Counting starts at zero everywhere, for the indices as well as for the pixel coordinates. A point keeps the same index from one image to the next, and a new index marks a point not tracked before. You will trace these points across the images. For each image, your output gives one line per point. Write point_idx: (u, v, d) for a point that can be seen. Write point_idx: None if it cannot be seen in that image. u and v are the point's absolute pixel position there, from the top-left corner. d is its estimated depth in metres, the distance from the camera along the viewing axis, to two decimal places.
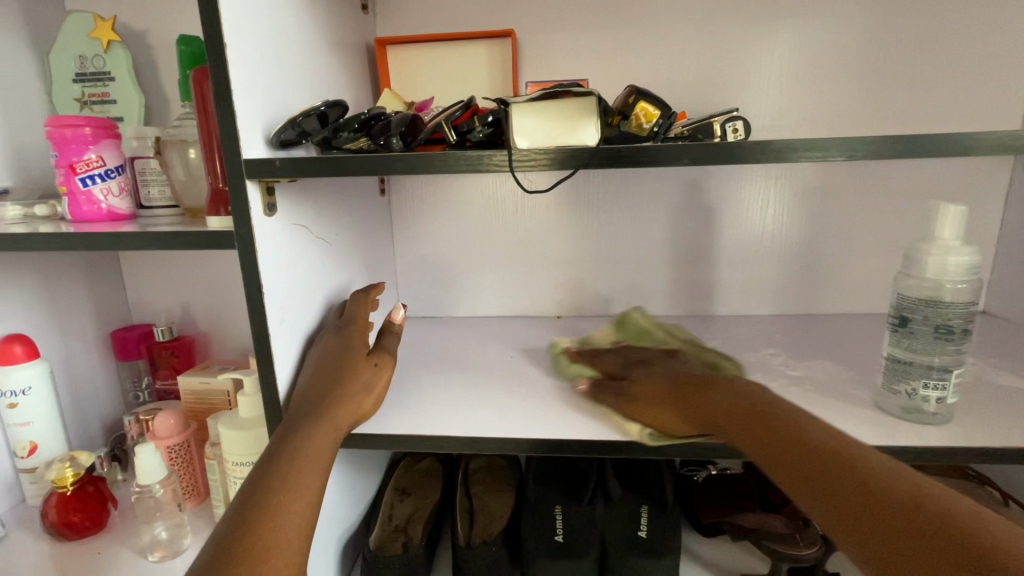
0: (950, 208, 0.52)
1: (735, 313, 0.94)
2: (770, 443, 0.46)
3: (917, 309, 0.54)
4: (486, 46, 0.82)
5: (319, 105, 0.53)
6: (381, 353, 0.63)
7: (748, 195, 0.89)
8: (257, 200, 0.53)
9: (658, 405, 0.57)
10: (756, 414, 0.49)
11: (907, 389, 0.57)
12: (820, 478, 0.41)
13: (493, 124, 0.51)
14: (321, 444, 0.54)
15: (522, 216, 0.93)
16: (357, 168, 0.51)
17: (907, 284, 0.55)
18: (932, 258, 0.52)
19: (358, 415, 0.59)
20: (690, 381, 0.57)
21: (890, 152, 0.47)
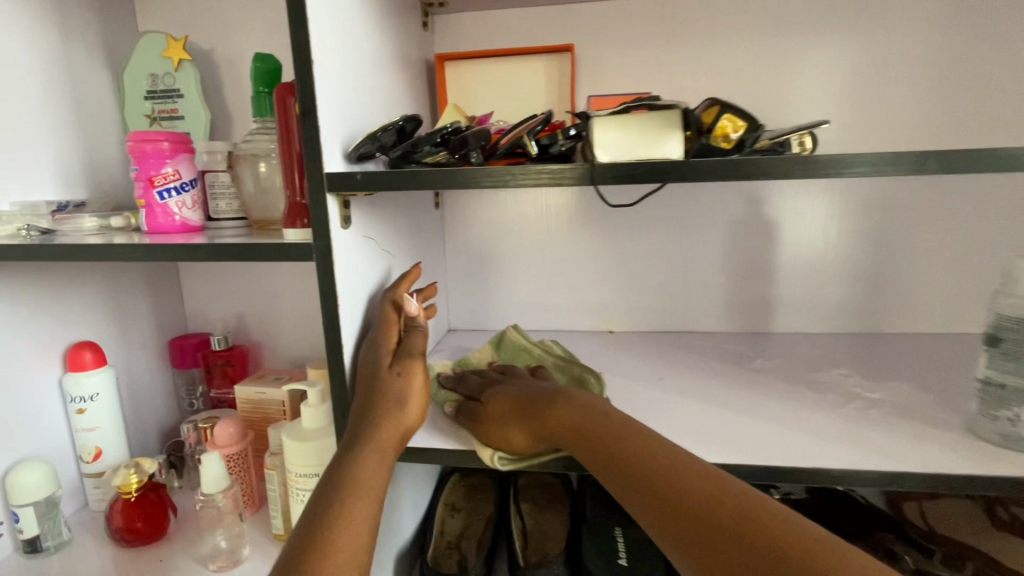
0: None
1: (795, 331, 0.91)
2: (665, 484, 0.46)
3: (1019, 330, 0.51)
4: (543, 61, 0.83)
5: (397, 120, 0.54)
6: (404, 358, 0.57)
7: (810, 210, 0.86)
8: (335, 213, 0.54)
9: (504, 420, 0.58)
10: (657, 463, 0.48)
11: (1007, 415, 0.53)
12: (681, 506, 0.44)
13: (574, 138, 0.51)
14: (365, 473, 0.52)
15: (575, 229, 0.92)
16: (437, 180, 0.50)
17: (1006, 304, 0.52)
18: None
19: (399, 432, 0.55)
20: (559, 399, 0.57)
21: (995, 166, 0.45)
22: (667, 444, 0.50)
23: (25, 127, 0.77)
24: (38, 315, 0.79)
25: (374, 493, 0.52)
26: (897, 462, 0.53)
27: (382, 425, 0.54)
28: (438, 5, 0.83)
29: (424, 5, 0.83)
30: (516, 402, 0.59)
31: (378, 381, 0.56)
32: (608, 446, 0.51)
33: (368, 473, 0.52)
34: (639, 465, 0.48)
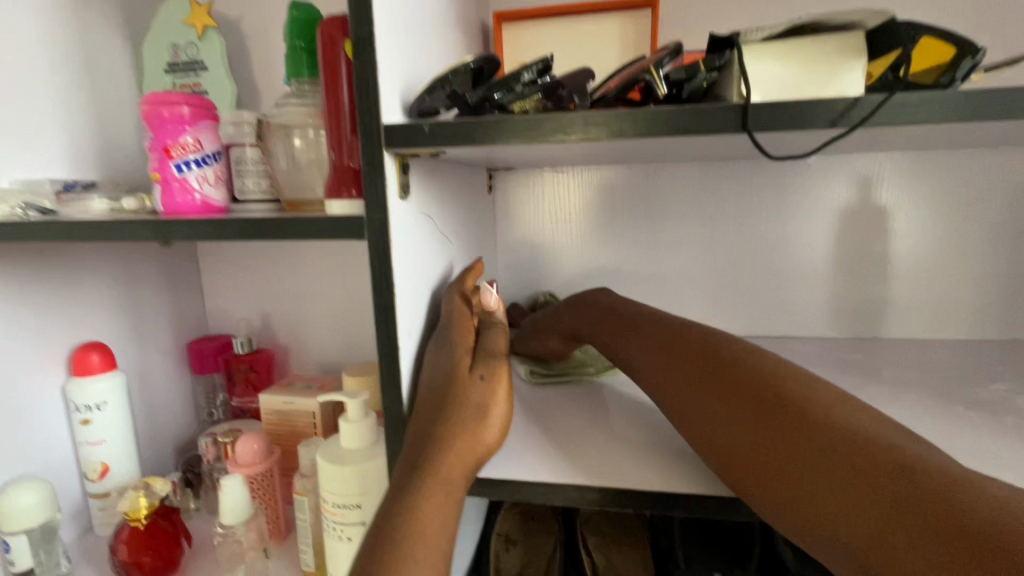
0: None
1: (911, 336, 0.77)
2: (738, 406, 0.42)
3: None
4: (619, 20, 0.71)
5: (472, 59, 0.42)
6: (487, 361, 0.48)
7: (936, 192, 0.72)
8: (393, 179, 0.43)
9: (540, 336, 0.67)
10: (690, 348, 0.48)
11: None
12: (755, 430, 0.40)
13: (715, 72, 0.38)
14: (437, 503, 0.41)
15: (648, 217, 0.80)
16: (533, 131, 0.39)
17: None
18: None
19: (477, 454, 0.45)
20: (600, 309, 0.60)
21: None
22: (692, 335, 0.50)
23: (29, 96, 0.68)
24: (41, 312, 0.69)
25: (445, 527, 0.41)
26: None
27: (459, 443, 0.44)
28: None
29: None
30: (552, 315, 0.66)
31: (455, 389, 0.45)
32: (634, 340, 0.53)
33: (440, 505, 0.41)
34: (670, 346, 0.49)
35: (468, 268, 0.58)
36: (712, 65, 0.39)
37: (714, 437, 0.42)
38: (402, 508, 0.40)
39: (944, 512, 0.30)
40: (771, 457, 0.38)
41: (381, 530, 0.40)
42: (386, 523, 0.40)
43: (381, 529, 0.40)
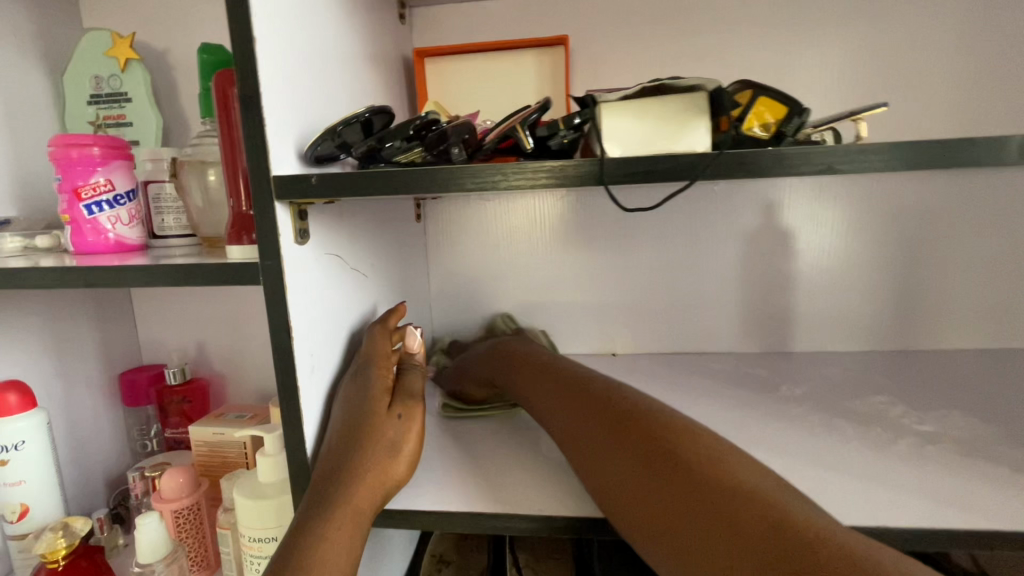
0: None
1: (817, 349, 0.82)
2: (618, 436, 0.47)
3: None
4: (534, 55, 0.74)
5: (363, 110, 0.44)
6: (405, 400, 0.49)
7: (834, 215, 0.78)
8: (288, 226, 0.45)
9: (470, 375, 0.72)
10: (587, 395, 0.54)
11: None
12: (632, 457, 0.44)
13: (578, 128, 0.42)
14: (339, 539, 0.42)
15: (573, 242, 0.83)
16: (414, 184, 0.41)
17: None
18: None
19: (386, 489, 0.46)
20: (523, 359, 0.67)
21: None
22: (597, 380, 0.56)
23: None
24: None
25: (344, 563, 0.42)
26: (982, 516, 0.43)
27: (368, 480, 0.45)
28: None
29: None
30: (482, 361, 0.71)
31: (369, 426, 0.47)
32: (539, 385, 0.60)
33: (342, 542, 0.42)
34: (572, 398, 0.55)
35: (393, 309, 0.59)
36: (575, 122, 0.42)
37: (609, 493, 0.44)
38: (306, 542, 0.41)
39: (766, 526, 0.36)
40: (658, 509, 0.40)
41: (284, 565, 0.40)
42: (286, 558, 0.41)
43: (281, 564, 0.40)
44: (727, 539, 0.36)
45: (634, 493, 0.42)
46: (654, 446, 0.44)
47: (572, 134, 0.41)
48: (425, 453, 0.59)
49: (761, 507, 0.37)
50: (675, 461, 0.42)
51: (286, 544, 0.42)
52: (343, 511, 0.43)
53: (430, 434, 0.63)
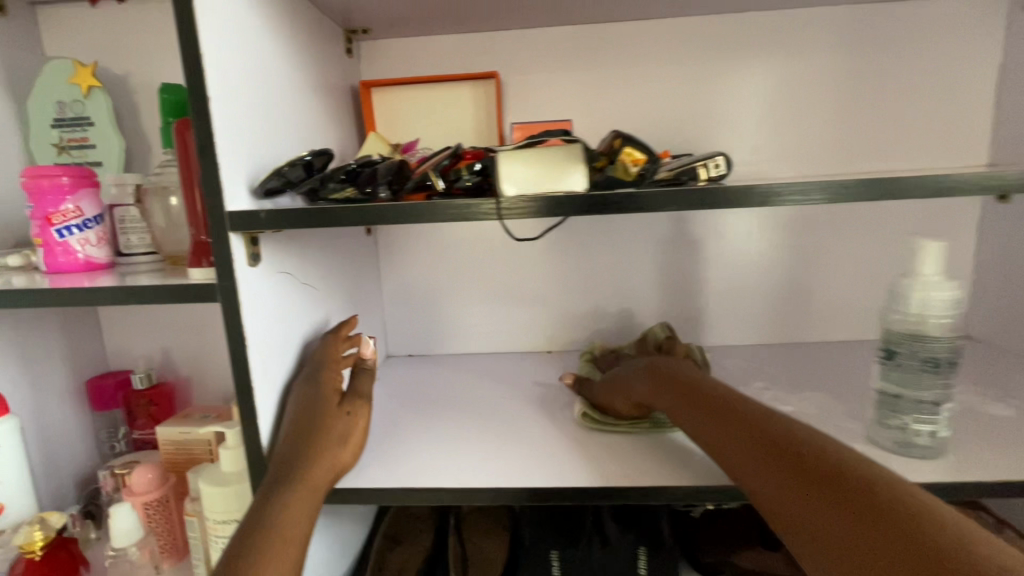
0: (927, 243, 0.53)
1: (724, 343, 0.94)
2: (771, 456, 0.45)
3: (906, 342, 0.54)
4: (470, 87, 0.84)
5: (305, 155, 0.54)
6: (355, 400, 0.60)
7: (735, 227, 0.89)
8: (241, 252, 0.53)
9: (609, 389, 0.67)
10: (737, 412, 0.51)
11: (898, 424, 0.57)
12: (784, 481, 0.42)
13: (480, 172, 0.51)
14: (299, 507, 0.51)
15: (511, 252, 0.92)
16: (345, 218, 0.49)
17: (896, 320, 0.55)
18: (916, 294, 0.53)
19: (337, 470, 0.55)
20: (681, 381, 0.59)
21: (868, 196, 0.48)
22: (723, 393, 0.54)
23: None
24: None
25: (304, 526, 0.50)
26: None
27: (323, 461, 0.54)
28: (362, 32, 0.83)
29: (348, 30, 0.83)
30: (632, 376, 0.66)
31: (326, 419, 0.56)
32: (686, 402, 0.56)
33: (304, 509, 0.50)
34: (714, 409, 0.53)
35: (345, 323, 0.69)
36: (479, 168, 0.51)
37: (778, 516, 0.42)
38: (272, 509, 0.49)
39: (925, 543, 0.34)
40: (821, 532, 0.38)
41: (254, 529, 0.48)
42: (254, 522, 0.48)
43: (252, 528, 0.48)
44: (884, 557, 0.35)
45: (795, 518, 0.40)
46: (810, 464, 0.42)
47: (474, 177, 0.50)
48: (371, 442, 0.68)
49: (914, 521, 0.35)
50: (812, 470, 0.42)
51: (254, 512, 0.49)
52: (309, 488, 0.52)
53: (377, 426, 0.72)
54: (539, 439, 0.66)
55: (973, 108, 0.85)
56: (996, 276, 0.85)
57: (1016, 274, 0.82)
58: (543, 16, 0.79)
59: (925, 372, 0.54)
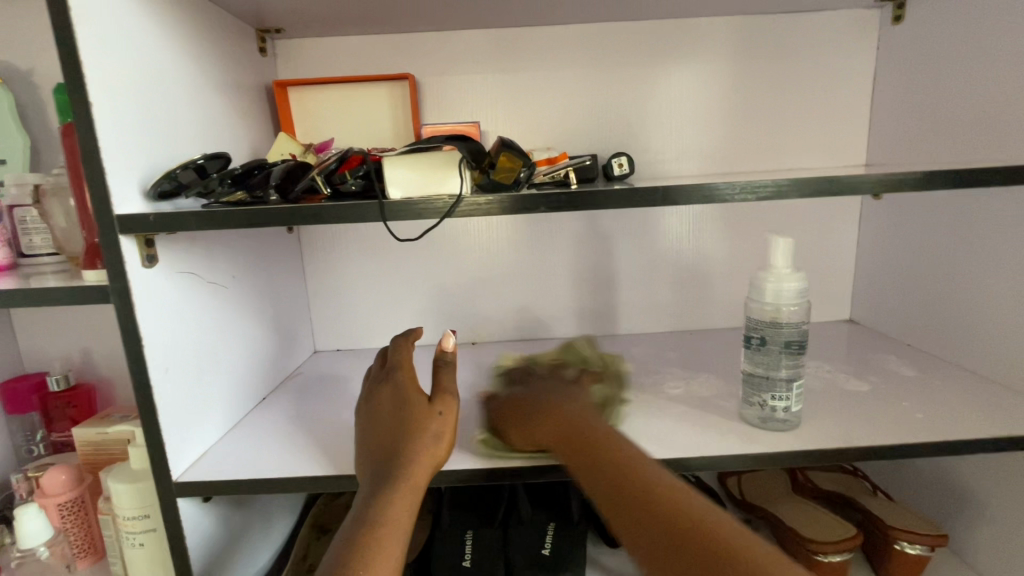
0: (778, 240, 0.59)
1: (637, 331, 1.00)
2: (618, 481, 0.49)
3: (764, 328, 0.61)
4: (385, 88, 0.86)
5: (196, 158, 0.55)
6: (443, 399, 0.57)
7: (644, 223, 0.95)
8: (134, 253, 0.54)
9: (521, 420, 0.61)
10: (586, 445, 0.54)
11: (760, 401, 0.63)
12: (637, 508, 0.47)
13: (365, 176, 0.54)
14: (402, 504, 0.49)
15: (434, 248, 0.95)
16: (236, 220, 0.52)
17: (756, 309, 0.61)
18: (772, 284, 0.60)
19: (437, 467, 0.54)
20: (553, 411, 0.60)
21: (710, 199, 0.55)
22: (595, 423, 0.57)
23: None
24: None
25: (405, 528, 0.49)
26: (678, 449, 0.61)
27: (422, 463, 0.52)
28: (276, 31, 0.84)
29: (260, 30, 0.83)
30: (536, 418, 0.60)
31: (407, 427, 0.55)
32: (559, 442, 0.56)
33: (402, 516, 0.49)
34: (569, 434, 0.56)
35: (407, 333, 0.67)
36: (363, 172, 0.55)
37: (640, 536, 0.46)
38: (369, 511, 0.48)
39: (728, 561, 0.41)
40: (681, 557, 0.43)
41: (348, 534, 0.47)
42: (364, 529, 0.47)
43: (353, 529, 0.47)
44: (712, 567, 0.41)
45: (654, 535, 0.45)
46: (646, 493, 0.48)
47: (358, 181, 0.54)
48: (283, 432, 0.70)
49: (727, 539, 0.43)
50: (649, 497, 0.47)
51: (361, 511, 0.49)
52: (364, 497, 0.50)
53: (292, 417, 0.74)
54: None
55: (850, 114, 0.93)
56: (872, 265, 0.94)
57: (886, 263, 0.91)
58: (453, 19, 0.82)
59: (780, 355, 0.61)
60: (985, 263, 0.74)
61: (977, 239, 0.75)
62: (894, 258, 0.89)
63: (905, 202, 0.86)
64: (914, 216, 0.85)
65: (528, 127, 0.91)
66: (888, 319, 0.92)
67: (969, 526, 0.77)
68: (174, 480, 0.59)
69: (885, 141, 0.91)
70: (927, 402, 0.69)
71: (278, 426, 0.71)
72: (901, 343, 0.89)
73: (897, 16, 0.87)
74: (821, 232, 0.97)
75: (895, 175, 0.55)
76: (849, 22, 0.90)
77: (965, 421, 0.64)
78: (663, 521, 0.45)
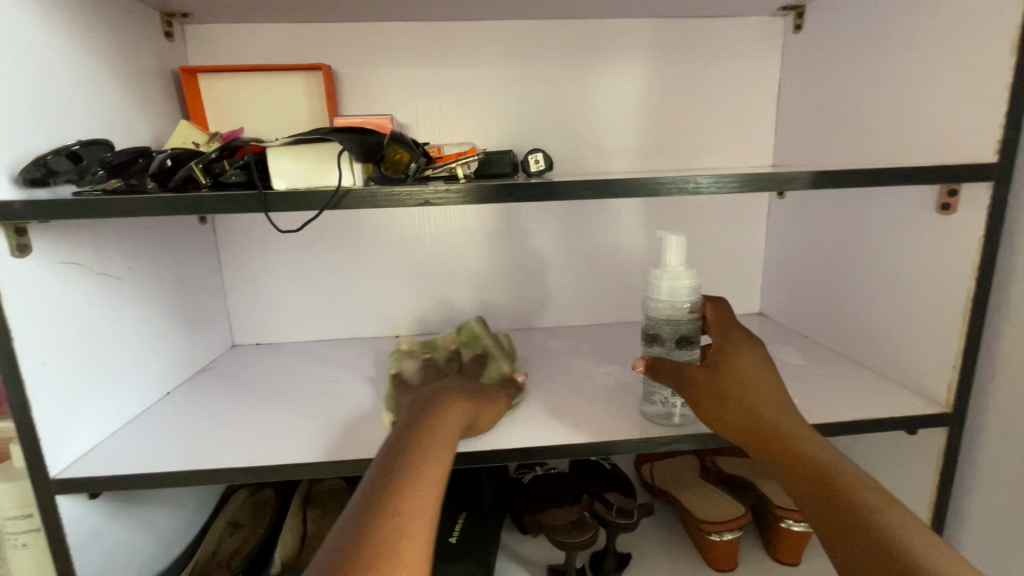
0: (669, 239, 0.62)
1: (561, 325, 1.03)
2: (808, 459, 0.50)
3: (662, 324, 0.64)
4: (299, 78, 0.84)
5: (71, 145, 0.53)
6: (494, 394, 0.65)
7: (565, 218, 0.98)
8: (0, 243, 0.52)
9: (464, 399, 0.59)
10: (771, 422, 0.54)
11: (662, 398, 0.65)
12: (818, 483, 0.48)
13: (247, 168, 0.54)
14: (441, 455, 0.48)
15: (355, 240, 0.95)
16: (110, 209, 0.51)
17: (651, 307, 0.65)
18: (665, 284, 0.63)
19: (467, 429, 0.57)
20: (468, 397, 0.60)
21: (594, 196, 0.57)
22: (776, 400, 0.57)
23: None
24: None
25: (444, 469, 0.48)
26: (571, 436, 0.63)
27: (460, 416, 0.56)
28: (183, 16, 0.82)
29: (166, 14, 0.81)
30: (746, 375, 0.58)
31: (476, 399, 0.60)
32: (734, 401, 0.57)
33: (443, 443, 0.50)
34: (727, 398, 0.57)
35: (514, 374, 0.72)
36: (245, 163, 0.54)
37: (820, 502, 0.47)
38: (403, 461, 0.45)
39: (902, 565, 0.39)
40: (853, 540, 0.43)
41: (372, 486, 0.43)
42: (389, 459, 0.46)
43: (383, 478, 0.44)
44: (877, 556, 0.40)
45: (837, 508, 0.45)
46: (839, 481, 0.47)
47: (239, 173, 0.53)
48: (183, 427, 0.68)
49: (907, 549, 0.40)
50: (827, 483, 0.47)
51: (387, 460, 0.46)
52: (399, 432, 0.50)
53: (195, 411, 0.73)
54: (352, 416, 0.71)
55: (760, 117, 0.98)
56: (777, 261, 1.00)
57: (790, 260, 0.96)
58: (368, 11, 0.82)
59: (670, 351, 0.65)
60: (866, 260, 0.79)
61: (860, 237, 0.80)
62: (795, 255, 0.95)
63: (806, 202, 0.92)
64: (812, 215, 0.91)
65: (449, 122, 0.92)
66: (791, 312, 0.97)
67: None
68: (52, 478, 0.57)
69: (790, 143, 0.96)
70: (808, 389, 0.74)
71: (178, 422, 0.70)
72: (800, 335, 0.94)
73: (798, 25, 0.92)
74: (731, 229, 1.02)
75: (765, 176, 0.58)
76: (757, 29, 0.94)
77: (838, 405, 0.69)
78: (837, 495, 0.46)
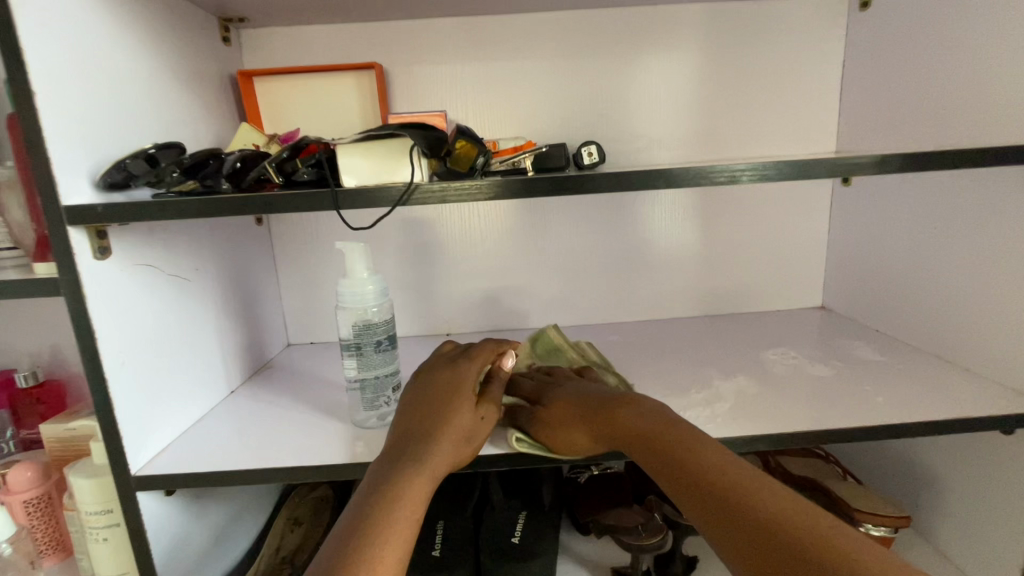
0: (352, 244, 0.62)
1: (614, 321, 1.01)
2: (688, 467, 0.49)
3: (362, 335, 0.63)
4: (351, 77, 0.85)
5: (147, 148, 0.54)
6: (487, 405, 0.60)
7: (619, 212, 0.96)
8: (84, 245, 0.53)
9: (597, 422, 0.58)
10: (653, 430, 0.53)
11: (385, 398, 0.66)
12: (694, 486, 0.47)
13: (317, 165, 0.54)
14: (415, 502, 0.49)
15: (408, 239, 0.95)
16: (183, 211, 0.52)
17: (343, 315, 0.63)
18: (350, 290, 0.62)
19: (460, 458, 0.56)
20: (617, 409, 0.58)
21: (667, 184, 0.55)
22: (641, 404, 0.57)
23: None
24: None
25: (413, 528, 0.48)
26: None
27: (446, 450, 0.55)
28: (239, 20, 0.83)
29: (224, 19, 0.82)
30: (599, 410, 0.59)
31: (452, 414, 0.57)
32: (622, 422, 0.56)
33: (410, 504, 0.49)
34: (614, 419, 0.57)
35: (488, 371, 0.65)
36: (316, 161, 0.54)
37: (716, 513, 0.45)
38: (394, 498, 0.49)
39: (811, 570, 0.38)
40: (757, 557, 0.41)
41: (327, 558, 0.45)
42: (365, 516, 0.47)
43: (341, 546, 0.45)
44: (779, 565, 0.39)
45: (726, 521, 0.44)
46: (712, 484, 0.46)
47: (310, 170, 0.53)
48: (249, 424, 0.69)
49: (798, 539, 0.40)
50: (709, 485, 0.46)
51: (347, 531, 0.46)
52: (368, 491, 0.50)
53: (260, 408, 0.74)
54: None
55: (820, 101, 0.94)
56: (844, 250, 0.95)
57: (859, 249, 0.92)
58: (421, 8, 0.82)
59: (399, 370, 0.68)
60: (950, 249, 0.74)
61: (943, 225, 0.75)
62: (865, 245, 0.90)
63: (876, 189, 0.87)
64: (882, 204, 0.86)
65: (498, 117, 0.91)
66: (861, 306, 0.93)
67: (934, 509, 0.79)
68: (133, 475, 0.58)
69: (856, 128, 0.91)
70: (891, 385, 0.69)
71: (244, 419, 0.71)
72: (872, 329, 0.90)
73: (863, 4, 0.88)
74: (790, 220, 0.97)
75: (851, 160, 0.55)
76: (819, 9, 0.90)
77: (927, 402, 0.65)
78: (715, 509, 0.45)
